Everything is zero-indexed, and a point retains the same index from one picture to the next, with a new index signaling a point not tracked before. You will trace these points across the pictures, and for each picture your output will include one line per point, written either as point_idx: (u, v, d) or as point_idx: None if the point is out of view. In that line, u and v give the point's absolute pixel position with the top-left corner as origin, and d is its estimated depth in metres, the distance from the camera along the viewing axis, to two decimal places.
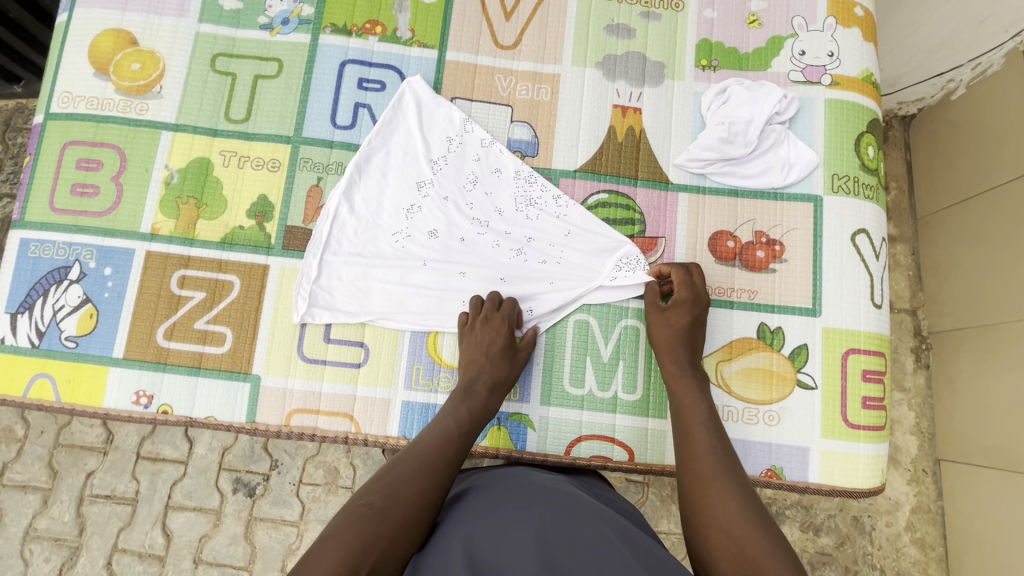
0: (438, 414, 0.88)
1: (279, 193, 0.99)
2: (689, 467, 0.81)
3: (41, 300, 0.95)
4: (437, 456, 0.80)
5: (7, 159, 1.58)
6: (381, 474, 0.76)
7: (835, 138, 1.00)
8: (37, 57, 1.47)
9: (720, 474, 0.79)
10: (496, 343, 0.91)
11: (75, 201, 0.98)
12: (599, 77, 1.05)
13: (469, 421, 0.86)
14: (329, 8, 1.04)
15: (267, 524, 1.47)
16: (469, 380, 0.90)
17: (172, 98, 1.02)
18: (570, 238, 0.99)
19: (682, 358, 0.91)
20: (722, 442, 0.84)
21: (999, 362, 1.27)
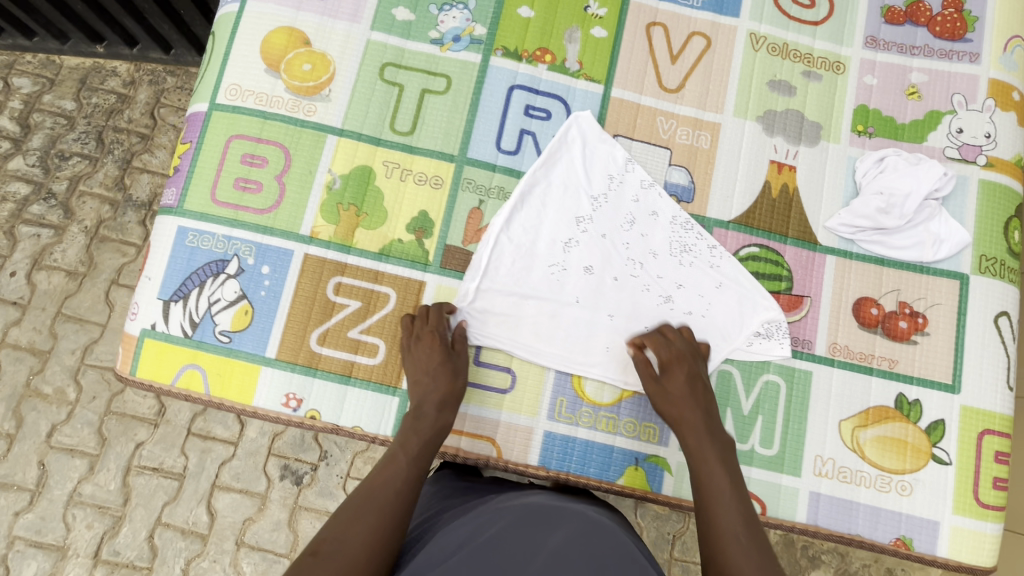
0: (391, 447, 0.86)
1: (440, 210, 0.99)
2: (712, 538, 0.80)
3: (197, 291, 0.96)
4: (386, 497, 0.79)
5: (82, 119, 1.67)
6: (344, 517, 0.75)
7: (985, 219, 1.02)
8: (129, 21, 1.56)
9: (750, 556, 0.77)
10: (416, 364, 0.91)
11: (236, 195, 0.99)
12: (758, 131, 1.06)
13: (416, 445, 0.86)
14: (501, 31, 1.05)
15: (312, 514, 1.48)
16: (418, 403, 0.90)
17: (339, 102, 1.02)
18: (718, 290, 1.00)
19: (701, 424, 0.90)
20: (749, 515, 0.82)
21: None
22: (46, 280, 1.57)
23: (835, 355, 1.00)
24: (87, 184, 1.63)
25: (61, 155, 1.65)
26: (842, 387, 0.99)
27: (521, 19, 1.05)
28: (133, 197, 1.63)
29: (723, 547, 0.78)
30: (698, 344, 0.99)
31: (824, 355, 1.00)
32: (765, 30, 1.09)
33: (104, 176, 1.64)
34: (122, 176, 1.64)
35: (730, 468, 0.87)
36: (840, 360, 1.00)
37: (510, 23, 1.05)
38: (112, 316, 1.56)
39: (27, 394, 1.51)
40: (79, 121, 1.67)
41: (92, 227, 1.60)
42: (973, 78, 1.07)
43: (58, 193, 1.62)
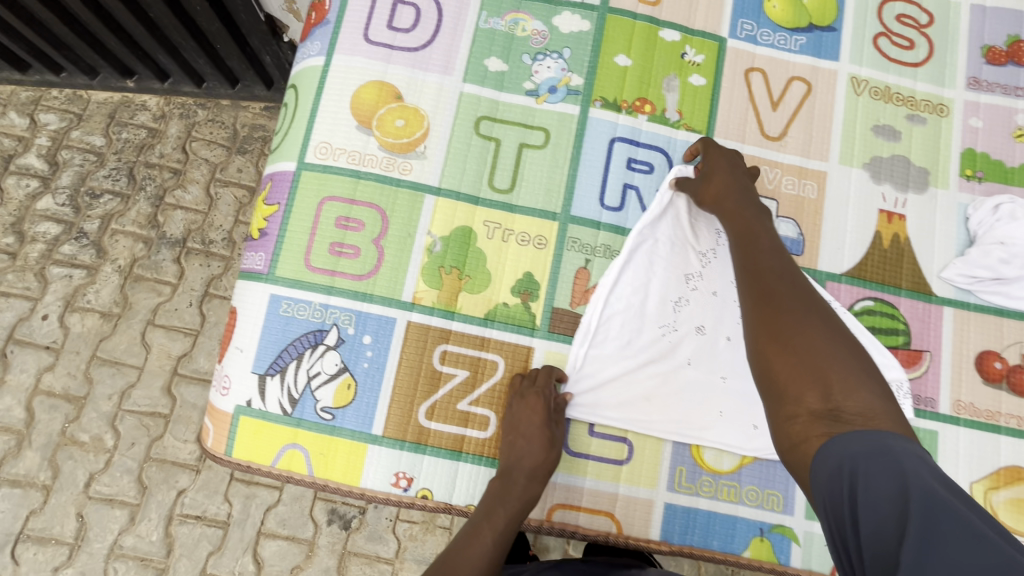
0: (480, 509, 0.84)
1: (546, 271, 0.95)
2: (762, 301, 0.74)
3: (295, 364, 0.91)
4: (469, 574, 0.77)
5: (113, 155, 1.62)
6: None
7: None
8: (165, 57, 1.49)
9: (801, 317, 0.70)
10: (514, 426, 0.86)
11: (331, 260, 0.94)
12: (865, 178, 1.03)
13: (505, 521, 0.82)
14: (599, 81, 1.01)
15: (361, 560, 1.40)
16: (507, 465, 0.85)
17: (435, 160, 0.97)
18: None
19: (769, 238, 0.81)
20: (828, 329, 0.69)
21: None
22: (79, 322, 1.51)
23: (959, 412, 0.96)
24: (119, 223, 1.57)
25: (91, 193, 1.60)
26: (970, 447, 0.95)
27: (617, 68, 1.02)
28: (166, 234, 1.57)
29: (792, 393, 0.67)
30: None
31: (949, 414, 0.96)
32: (865, 73, 1.06)
33: (136, 215, 1.58)
34: (156, 214, 1.58)
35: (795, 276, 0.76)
36: (965, 418, 0.96)
37: (608, 73, 1.02)
38: (150, 358, 1.49)
39: (62, 443, 1.44)
40: (110, 158, 1.61)
41: (126, 266, 1.54)
42: None
43: (90, 232, 1.56)
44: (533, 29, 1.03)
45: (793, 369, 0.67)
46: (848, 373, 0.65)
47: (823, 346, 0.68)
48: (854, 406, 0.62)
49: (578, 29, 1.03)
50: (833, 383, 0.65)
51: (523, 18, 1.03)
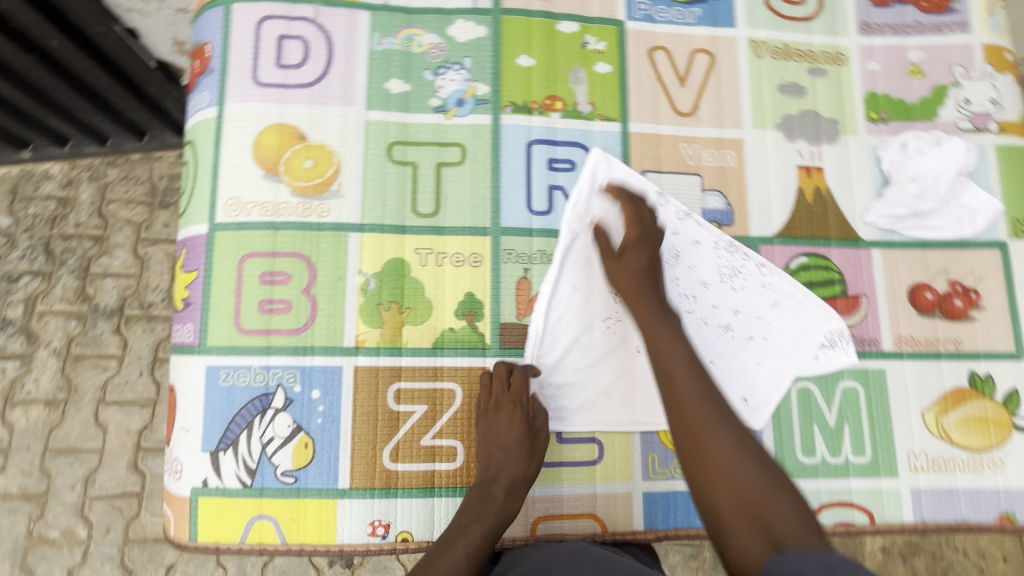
0: (456, 522, 0.81)
1: (486, 289, 0.93)
2: (689, 453, 0.78)
3: (246, 434, 0.87)
4: None
5: (23, 233, 1.51)
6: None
7: (1011, 182, 1.04)
8: (55, 121, 1.38)
9: (713, 419, 0.78)
10: (492, 436, 0.86)
11: (264, 319, 0.90)
12: (780, 138, 1.04)
13: (482, 539, 0.79)
14: (505, 86, 0.99)
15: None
16: (489, 478, 0.84)
17: (353, 196, 0.94)
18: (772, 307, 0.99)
19: (681, 352, 0.83)
20: (753, 453, 0.76)
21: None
22: (24, 416, 1.41)
23: (902, 347, 1.00)
24: (46, 304, 1.47)
25: (8, 277, 1.49)
26: (916, 378, 0.99)
27: (522, 70, 1.00)
28: (99, 305, 1.48)
29: (734, 527, 0.72)
30: (766, 367, 0.97)
31: (892, 350, 1.00)
32: (763, 35, 1.07)
33: (62, 291, 1.48)
34: (83, 286, 1.48)
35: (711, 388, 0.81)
36: (909, 351, 1.00)
37: (513, 76, 1.00)
38: (108, 438, 1.41)
39: (32, 544, 1.36)
40: (21, 237, 1.50)
41: (63, 347, 1.45)
42: (967, 47, 1.09)
43: (15, 318, 1.46)
44: (430, 43, 1.00)
45: (733, 506, 0.73)
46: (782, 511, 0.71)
47: (752, 490, 0.73)
48: (786, 526, 0.70)
49: (475, 36, 1.00)
50: (766, 509, 0.72)
51: (417, 33, 1.00)
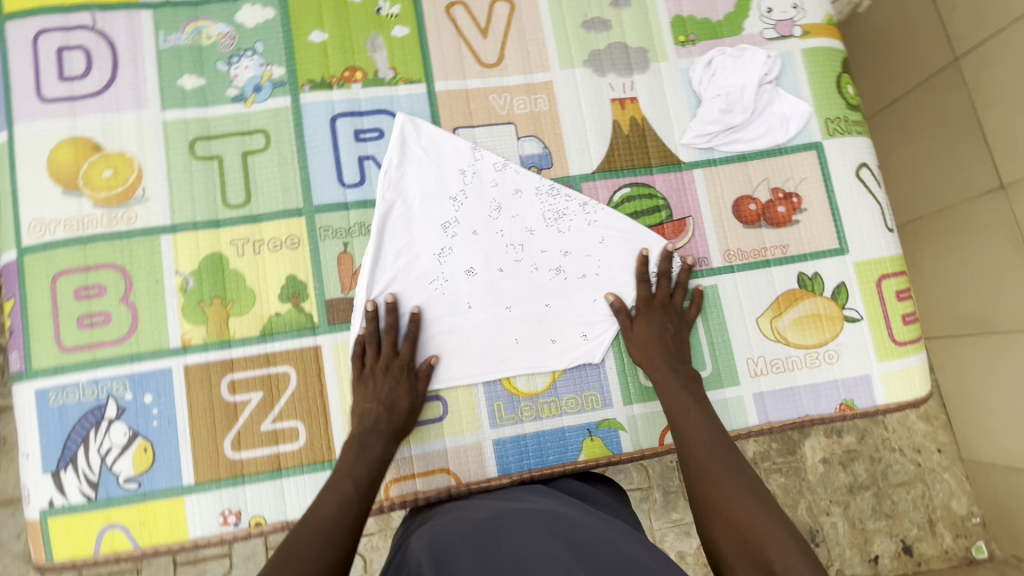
0: (336, 474, 0.83)
1: (308, 269, 0.94)
2: (684, 450, 0.85)
3: (84, 448, 0.87)
4: (331, 534, 0.75)
5: None
6: (278, 560, 0.71)
7: (818, 83, 1.06)
8: None
9: (718, 454, 0.82)
10: (366, 397, 0.88)
11: (85, 334, 0.90)
12: (589, 75, 1.05)
13: (367, 480, 0.82)
14: (301, 64, 0.98)
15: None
16: (363, 431, 0.86)
17: (159, 198, 0.94)
18: (599, 243, 1.00)
19: (666, 356, 0.93)
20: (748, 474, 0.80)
21: (957, 241, 1.51)
22: None
23: (733, 260, 1.02)
24: None
25: None
26: (748, 288, 1.02)
27: (315, 46, 0.99)
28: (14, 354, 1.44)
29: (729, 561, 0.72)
30: (600, 302, 0.99)
31: (724, 265, 1.02)
32: None
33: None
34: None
35: (706, 407, 0.89)
36: (739, 263, 1.02)
37: (307, 53, 0.99)
38: None
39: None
40: None
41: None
42: None
43: None
44: (218, 33, 0.98)
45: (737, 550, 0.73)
46: (761, 521, 0.73)
47: (739, 500, 0.76)
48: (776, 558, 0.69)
49: (263, 19, 0.99)
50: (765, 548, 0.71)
51: (204, 25, 0.98)
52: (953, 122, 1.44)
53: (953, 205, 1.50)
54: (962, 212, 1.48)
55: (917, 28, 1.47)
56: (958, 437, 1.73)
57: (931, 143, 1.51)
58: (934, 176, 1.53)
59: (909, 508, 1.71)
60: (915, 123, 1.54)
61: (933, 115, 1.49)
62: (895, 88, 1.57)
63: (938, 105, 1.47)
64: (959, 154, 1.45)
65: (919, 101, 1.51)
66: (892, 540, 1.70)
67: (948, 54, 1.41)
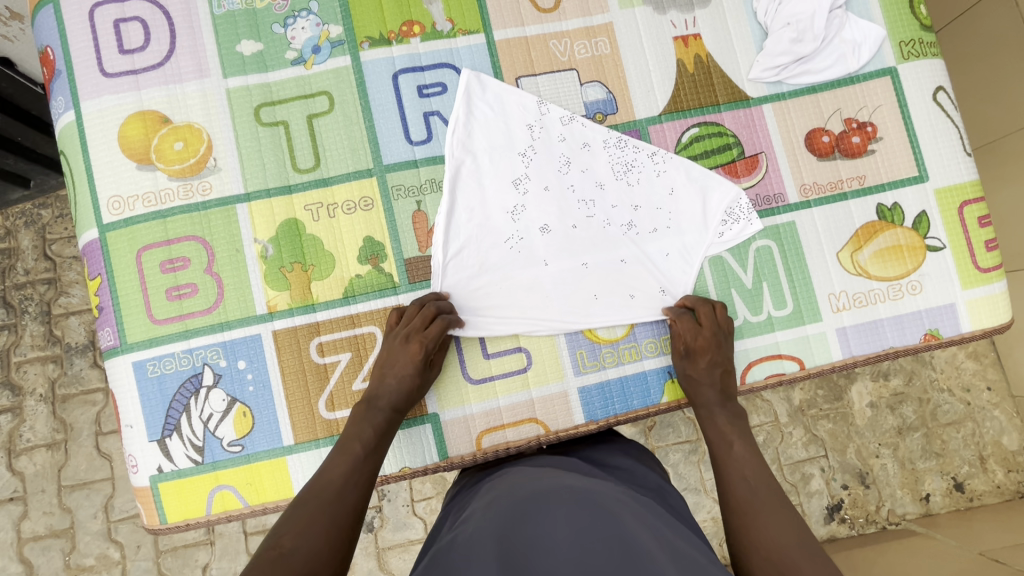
0: (347, 433, 0.85)
1: (384, 230, 0.94)
2: (723, 482, 0.85)
3: (186, 416, 0.90)
4: (341, 492, 0.79)
5: None
6: (286, 517, 0.75)
7: (891, 4, 1.01)
8: None
9: (761, 496, 0.81)
10: (387, 366, 0.88)
11: (174, 306, 0.91)
12: (650, 13, 1.02)
13: (374, 439, 0.85)
14: (358, 20, 0.96)
15: (397, 550, 1.49)
16: (374, 394, 0.87)
17: (231, 168, 0.93)
18: (670, 194, 0.98)
19: (716, 394, 0.92)
20: (788, 510, 0.79)
21: (1004, 175, 1.43)
22: (30, 463, 1.45)
23: (809, 195, 1.00)
24: (19, 353, 1.47)
25: None
26: (825, 222, 1.00)
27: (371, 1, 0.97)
28: (72, 344, 1.48)
29: None
30: (675, 255, 0.97)
31: (800, 201, 1.00)
32: None
33: (31, 338, 1.47)
34: (50, 329, 1.47)
35: (749, 438, 0.89)
36: (815, 198, 1.00)
37: (363, 9, 0.97)
38: (115, 465, 1.47)
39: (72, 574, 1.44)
40: None
41: (48, 392, 1.46)
42: None
43: None
44: None
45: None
46: (795, 557, 0.74)
47: (778, 534, 0.77)
48: None
49: None
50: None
51: None
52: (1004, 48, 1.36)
53: (1001, 137, 1.42)
54: (1010, 145, 1.40)
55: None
56: (1008, 373, 1.74)
57: (981, 71, 1.43)
58: (986, 106, 1.44)
59: (960, 447, 1.72)
60: (967, 52, 1.45)
61: (984, 40, 1.40)
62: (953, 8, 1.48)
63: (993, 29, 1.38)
64: (1009, 83, 1.37)
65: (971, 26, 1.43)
66: (944, 478, 1.71)
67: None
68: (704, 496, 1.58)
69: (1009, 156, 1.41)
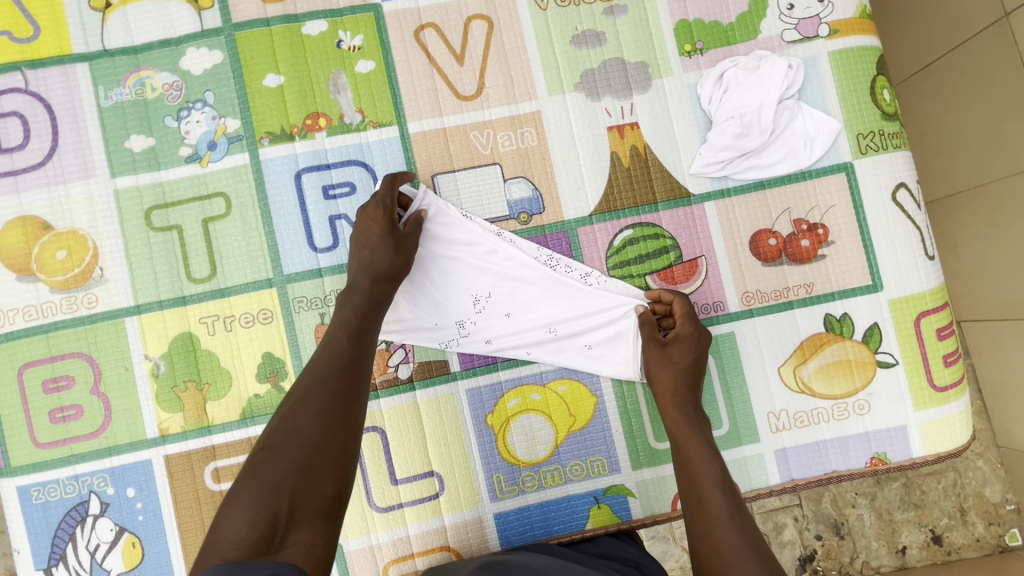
0: (333, 353, 0.75)
1: (284, 345, 0.87)
2: (700, 524, 0.75)
3: (72, 545, 0.85)
4: (308, 451, 0.66)
5: None
6: (235, 495, 0.63)
7: (848, 93, 0.92)
8: None
9: (741, 548, 0.70)
10: (355, 293, 0.81)
11: (59, 430, 0.85)
12: (582, 100, 0.92)
13: (338, 369, 0.73)
14: (257, 113, 0.88)
15: None
16: (334, 330, 0.78)
17: (119, 278, 0.87)
18: (593, 324, 0.89)
19: (685, 416, 0.82)
20: None
21: (995, 223, 1.24)
22: None
23: (751, 303, 0.92)
24: None
25: None
26: (768, 334, 0.92)
27: (271, 91, 0.88)
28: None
29: None
30: (604, 383, 0.91)
31: (741, 310, 0.92)
32: None
33: None
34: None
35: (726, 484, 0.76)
36: (758, 307, 0.92)
37: (263, 100, 0.88)
38: None
39: None
40: None
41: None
42: None
43: None
44: (163, 83, 0.88)
45: None
46: None
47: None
48: None
49: (211, 64, 0.88)
50: None
51: (147, 75, 0.88)
52: (1000, 92, 1.17)
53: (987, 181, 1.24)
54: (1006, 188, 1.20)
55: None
56: (994, 424, 1.41)
57: (971, 112, 1.24)
58: (975, 146, 1.25)
59: (939, 498, 1.43)
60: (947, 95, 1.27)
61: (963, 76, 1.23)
62: (934, 48, 1.27)
63: (986, 69, 1.18)
64: (1006, 125, 1.18)
65: (960, 66, 1.23)
66: (922, 530, 1.42)
67: (997, 11, 1.14)
68: (671, 547, 1.32)
69: (1005, 203, 1.21)
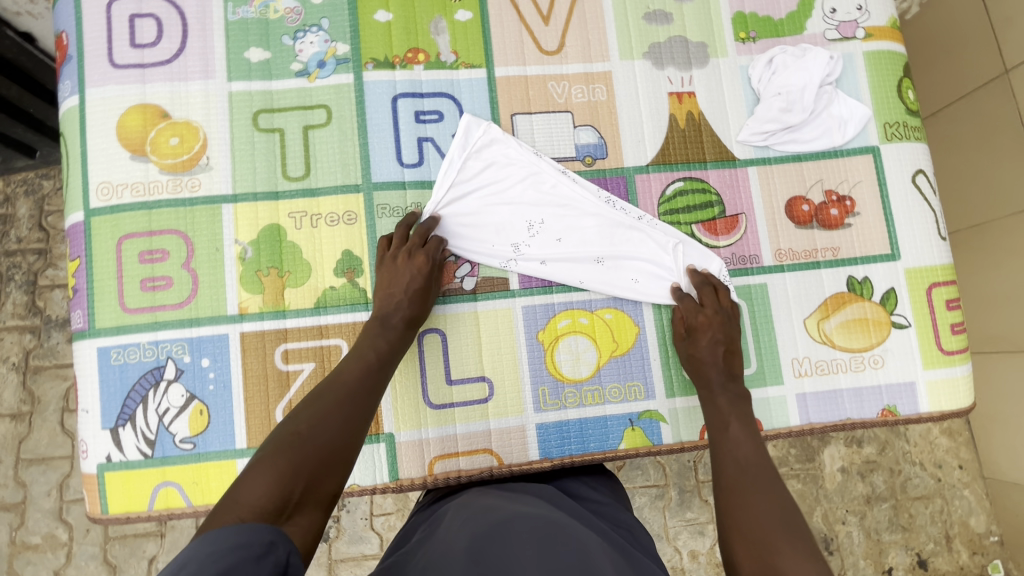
0: (357, 344, 0.87)
1: (364, 245, 0.96)
2: (718, 459, 0.87)
3: (142, 407, 0.90)
4: (357, 388, 0.80)
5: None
6: (301, 408, 0.76)
7: (879, 87, 1.05)
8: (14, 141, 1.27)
9: (752, 483, 0.81)
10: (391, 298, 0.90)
11: (147, 298, 0.92)
12: (648, 67, 1.05)
13: (389, 351, 0.87)
14: (365, 42, 1.00)
15: (350, 563, 1.35)
16: (384, 314, 0.90)
17: (222, 168, 0.95)
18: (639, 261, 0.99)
19: (710, 380, 0.93)
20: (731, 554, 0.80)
21: (994, 257, 1.36)
22: None
23: (783, 259, 1.02)
24: None
25: None
26: (796, 288, 1.02)
27: (380, 25, 1.00)
28: (52, 317, 1.39)
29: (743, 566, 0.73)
30: (647, 313, 1.00)
31: (774, 264, 1.02)
32: None
33: (12, 307, 1.37)
34: (33, 300, 1.38)
35: (746, 420, 0.89)
36: (789, 263, 1.02)
37: (371, 31, 1.00)
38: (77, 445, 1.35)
39: (16, 551, 1.32)
40: None
41: (20, 361, 1.36)
42: None
43: None
44: (285, 8, 1.00)
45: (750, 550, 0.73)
46: (777, 537, 0.73)
47: (759, 508, 0.77)
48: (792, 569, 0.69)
49: None
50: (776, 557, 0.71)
51: None
52: (999, 138, 1.31)
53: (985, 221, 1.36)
54: (1000, 229, 1.33)
55: (974, 31, 1.32)
56: (981, 453, 1.50)
57: (970, 155, 1.38)
58: (971, 183, 1.39)
59: (926, 524, 1.48)
60: (952, 135, 1.42)
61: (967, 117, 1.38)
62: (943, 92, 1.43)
63: (987, 114, 1.32)
64: (1001, 168, 1.31)
65: (965, 110, 1.38)
66: (908, 553, 1.47)
67: (997, 67, 1.28)
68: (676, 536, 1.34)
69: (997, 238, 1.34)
